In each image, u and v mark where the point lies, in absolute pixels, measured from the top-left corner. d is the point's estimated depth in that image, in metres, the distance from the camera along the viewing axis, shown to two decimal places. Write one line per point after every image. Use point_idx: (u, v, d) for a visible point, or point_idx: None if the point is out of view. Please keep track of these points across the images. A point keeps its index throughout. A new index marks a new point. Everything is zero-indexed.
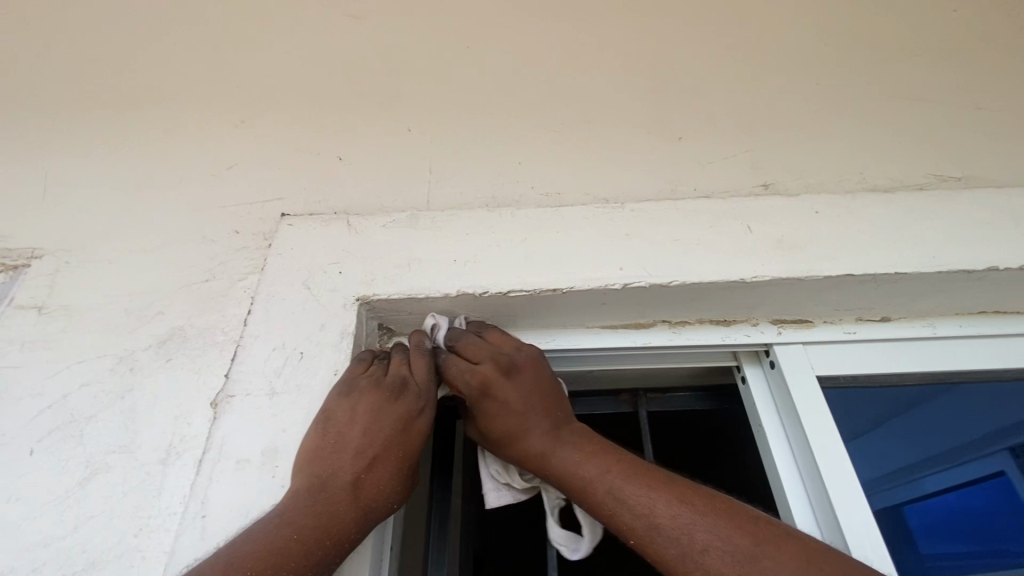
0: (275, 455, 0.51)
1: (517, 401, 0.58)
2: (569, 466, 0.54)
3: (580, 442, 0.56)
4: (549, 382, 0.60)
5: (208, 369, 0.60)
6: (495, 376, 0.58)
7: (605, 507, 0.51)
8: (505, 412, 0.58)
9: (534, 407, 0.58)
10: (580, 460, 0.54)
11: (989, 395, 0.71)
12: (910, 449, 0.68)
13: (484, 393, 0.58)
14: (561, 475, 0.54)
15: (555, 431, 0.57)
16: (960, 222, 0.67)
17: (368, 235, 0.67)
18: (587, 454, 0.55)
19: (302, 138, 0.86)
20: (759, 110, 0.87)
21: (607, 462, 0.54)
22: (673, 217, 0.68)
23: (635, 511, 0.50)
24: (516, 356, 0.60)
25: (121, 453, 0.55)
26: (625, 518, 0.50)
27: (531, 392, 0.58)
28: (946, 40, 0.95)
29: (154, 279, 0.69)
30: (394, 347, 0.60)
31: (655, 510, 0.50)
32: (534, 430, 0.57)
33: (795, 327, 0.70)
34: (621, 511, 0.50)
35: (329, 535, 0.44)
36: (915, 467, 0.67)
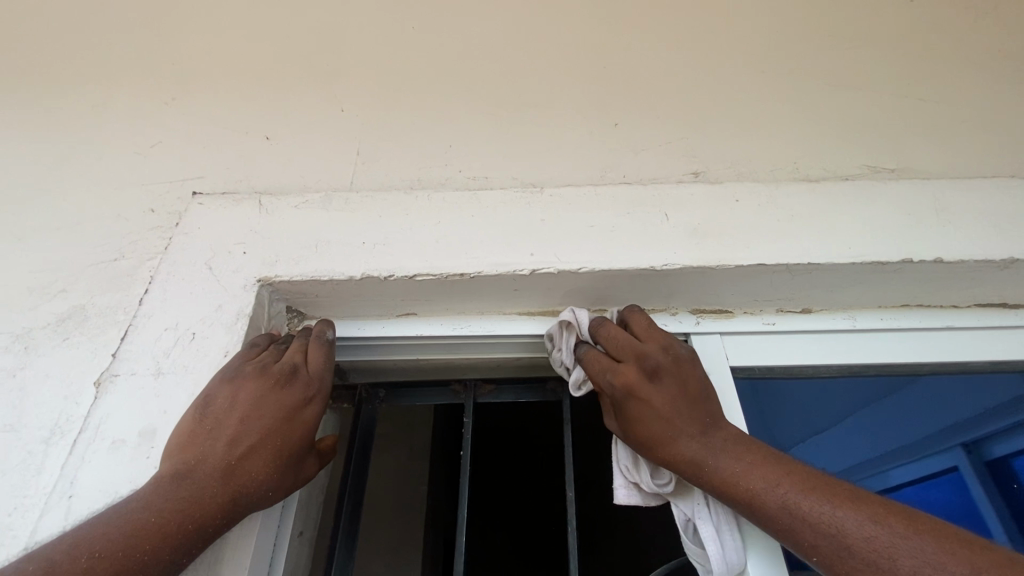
0: (152, 436, 0.50)
1: (663, 405, 0.54)
2: (727, 473, 0.50)
3: (737, 448, 0.52)
4: (691, 381, 0.56)
5: (104, 348, 0.59)
6: (640, 377, 0.56)
7: (786, 524, 0.47)
8: (649, 414, 0.54)
9: (680, 411, 0.53)
10: (733, 467, 0.50)
11: (939, 391, 0.71)
12: (862, 446, 0.70)
13: (631, 393, 0.55)
14: (720, 482, 0.50)
15: (709, 436, 0.52)
16: (881, 213, 0.66)
17: (279, 215, 0.66)
18: (752, 464, 0.50)
19: (232, 117, 0.84)
20: (699, 98, 0.85)
21: (777, 473, 0.49)
22: (591, 203, 0.67)
23: (823, 527, 0.45)
24: (661, 357, 0.57)
25: (4, 432, 0.54)
26: (811, 534, 0.45)
27: (680, 393, 0.55)
28: (896, 30, 0.93)
29: (62, 258, 0.68)
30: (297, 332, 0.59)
31: (847, 527, 0.45)
32: (682, 435, 0.52)
33: (714, 317, 0.69)
34: (807, 529, 0.46)
35: (191, 521, 0.43)
36: (870, 463, 0.69)
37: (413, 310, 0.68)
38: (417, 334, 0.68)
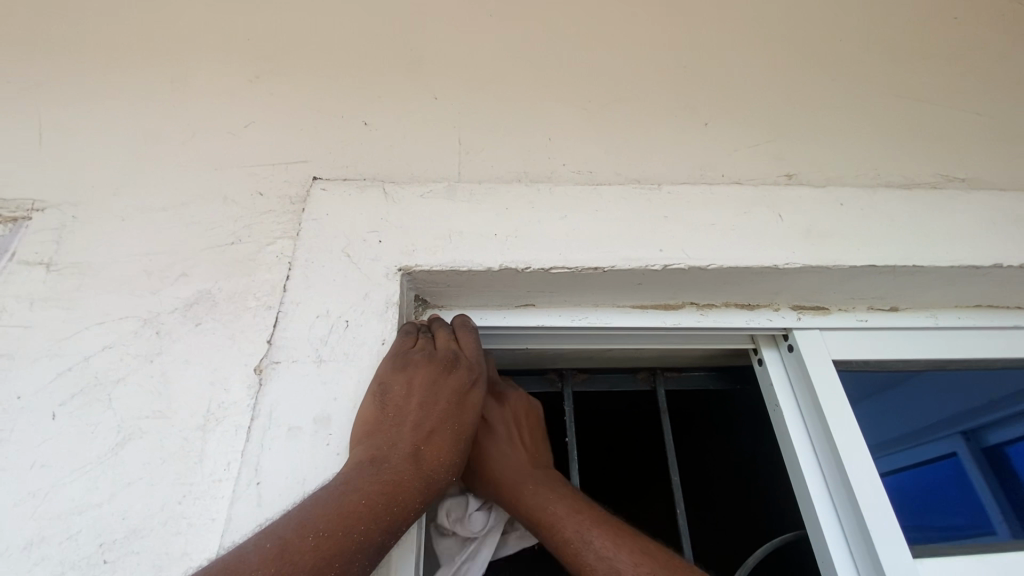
0: (328, 423, 0.50)
1: (503, 425, 0.65)
2: (524, 494, 0.58)
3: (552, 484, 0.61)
4: (529, 422, 0.68)
5: (243, 335, 0.58)
6: (489, 395, 0.67)
7: (569, 546, 0.54)
8: (484, 428, 0.64)
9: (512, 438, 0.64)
10: (534, 492, 0.59)
11: (943, 383, 0.76)
12: (885, 424, 0.72)
13: (489, 404, 0.66)
14: (517, 504, 0.58)
15: (528, 465, 0.62)
16: (967, 220, 0.71)
17: (407, 204, 0.66)
18: (557, 497, 0.58)
19: (322, 98, 0.81)
20: (782, 101, 0.88)
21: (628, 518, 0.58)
22: (707, 203, 0.69)
23: (597, 552, 0.53)
24: (513, 393, 0.69)
25: (154, 419, 0.53)
26: (587, 557, 0.53)
27: (515, 420, 0.67)
28: (949, 48, 0.99)
29: (174, 239, 0.65)
30: (437, 321, 0.60)
31: (618, 554, 0.53)
32: (501, 455, 0.62)
33: (812, 313, 0.74)
34: (584, 550, 0.54)
35: (395, 504, 0.44)
36: (889, 442, 0.71)
37: (533, 302, 0.69)
38: (536, 325, 0.69)
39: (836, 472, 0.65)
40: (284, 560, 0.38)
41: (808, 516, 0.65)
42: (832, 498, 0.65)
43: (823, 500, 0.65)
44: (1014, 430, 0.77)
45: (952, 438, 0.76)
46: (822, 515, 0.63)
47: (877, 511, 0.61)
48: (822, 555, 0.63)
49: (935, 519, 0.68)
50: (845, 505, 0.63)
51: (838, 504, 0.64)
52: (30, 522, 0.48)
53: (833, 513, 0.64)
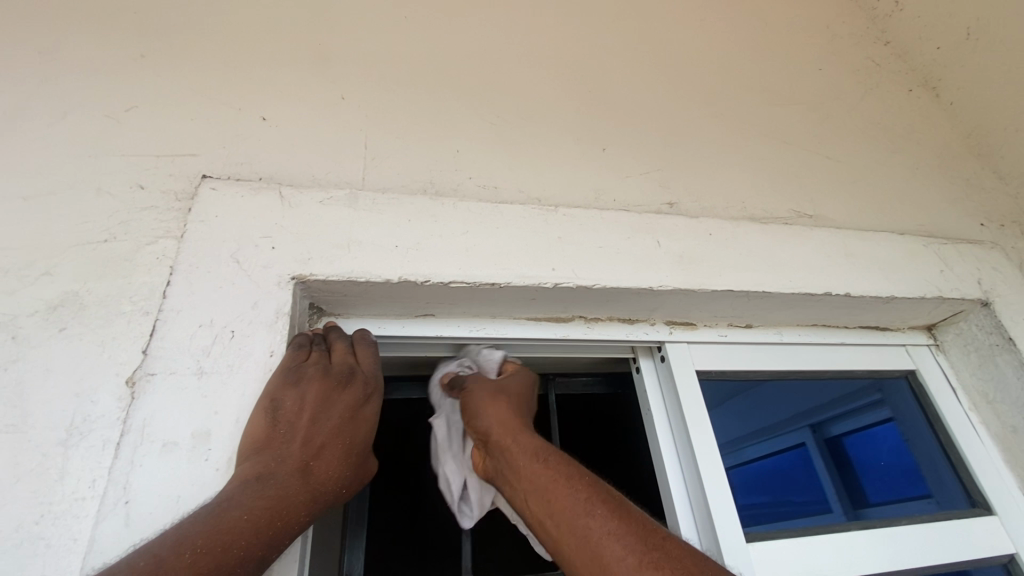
0: (208, 438, 0.50)
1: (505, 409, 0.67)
2: (519, 457, 0.61)
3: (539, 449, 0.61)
4: (516, 399, 0.69)
5: (115, 342, 0.55)
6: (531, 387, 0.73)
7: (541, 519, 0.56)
8: (514, 401, 0.69)
9: (509, 415, 0.66)
10: (513, 472, 0.60)
11: (790, 388, 0.89)
12: (739, 423, 0.84)
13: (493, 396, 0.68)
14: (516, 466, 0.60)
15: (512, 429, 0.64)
16: (809, 253, 0.84)
17: (304, 210, 0.65)
18: (534, 467, 0.59)
19: (217, 85, 0.77)
20: (672, 131, 0.96)
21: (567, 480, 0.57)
22: (597, 226, 0.76)
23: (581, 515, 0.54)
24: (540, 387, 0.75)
25: (7, 434, 0.49)
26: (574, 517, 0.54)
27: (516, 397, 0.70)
28: (811, 97, 1.15)
29: (35, 233, 0.60)
30: (333, 332, 0.60)
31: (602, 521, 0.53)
32: (500, 418, 0.65)
33: (683, 328, 0.83)
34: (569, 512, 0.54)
35: (279, 519, 0.45)
36: (740, 438, 0.82)
37: (432, 313, 0.71)
38: (435, 334, 0.72)
39: (692, 470, 0.74)
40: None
41: (668, 508, 0.74)
42: (687, 493, 0.74)
43: (680, 495, 0.74)
44: (848, 425, 0.92)
45: (804, 430, 0.89)
46: (678, 508, 0.73)
47: (722, 504, 0.70)
48: None
49: (769, 503, 0.79)
50: (696, 497, 0.73)
51: (693, 498, 0.73)
52: None
53: (687, 506, 0.73)
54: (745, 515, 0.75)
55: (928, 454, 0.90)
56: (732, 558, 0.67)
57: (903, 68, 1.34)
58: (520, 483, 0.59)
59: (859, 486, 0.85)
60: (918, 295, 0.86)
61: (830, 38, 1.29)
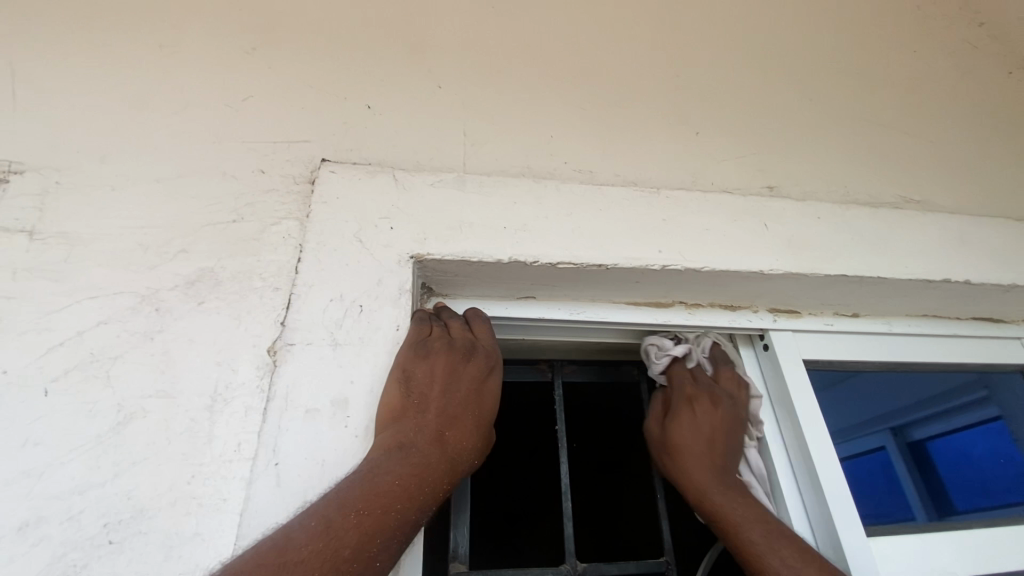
0: (346, 405, 0.51)
1: (706, 428, 0.70)
2: (730, 490, 0.65)
3: (737, 488, 0.66)
4: (732, 421, 0.71)
5: (250, 315, 0.57)
6: (705, 403, 0.72)
7: (751, 549, 0.59)
8: (689, 430, 0.71)
9: (718, 432, 0.70)
10: (722, 496, 0.64)
11: (891, 381, 0.85)
12: (842, 417, 0.80)
13: (688, 404, 0.73)
14: (724, 512, 0.63)
15: (730, 476, 0.67)
16: (921, 238, 0.80)
17: (418, 192, 0.66)
18: (743, 503, 0.63)
19: (323, 75, 0.79)
20: (766, 115, 0.93)
21: (766, 523, 0.61)
22: (701, 209, 0.74)
23: (783, 561, 0.57)
24: (727, 396, 0.73)
25: (158, 398, 0.52)
26: (773, 563, 0.57)
27: (717, 428, 0.70)
28: (907, 79, 1.09)
29: (170, 213, 0.63)
30: (446, 312, 0.62)
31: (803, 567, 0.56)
32: (700, 462, 0.68)
33: (786, 316, 0.80)
34: (769, 557, 0.57)
35: (427, 485, 0.45)
36: (844, 432, 0.79)
37: (535, 295, 0.71)
38: (537, 317, 0.72)
39: (803, 463, 0.71)
40: (329, 536, 0.39)
41: (777, 500, 0.71)
42: (797, 481, 0.71)
43: (790, 487, 0.71)
44: (944, 425, 0.87)
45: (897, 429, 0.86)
46: (789, 499, 0.70)
47: (839, 496, 0.67)
48: None
49: (878, 502, 0.75)
50: (807, 487, 0.70)
51: (804, 489, 0.70)
52: (24, 504, 0.46)
53: (798, 498, 0.70)
54: (863, 514, 0.71)
55: None
56: (857, 554, 0.64)
57: (1001, 49, 1.26)
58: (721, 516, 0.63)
59: (945, 492, 0.80)
60: None
61: (921, 19, 1.23)
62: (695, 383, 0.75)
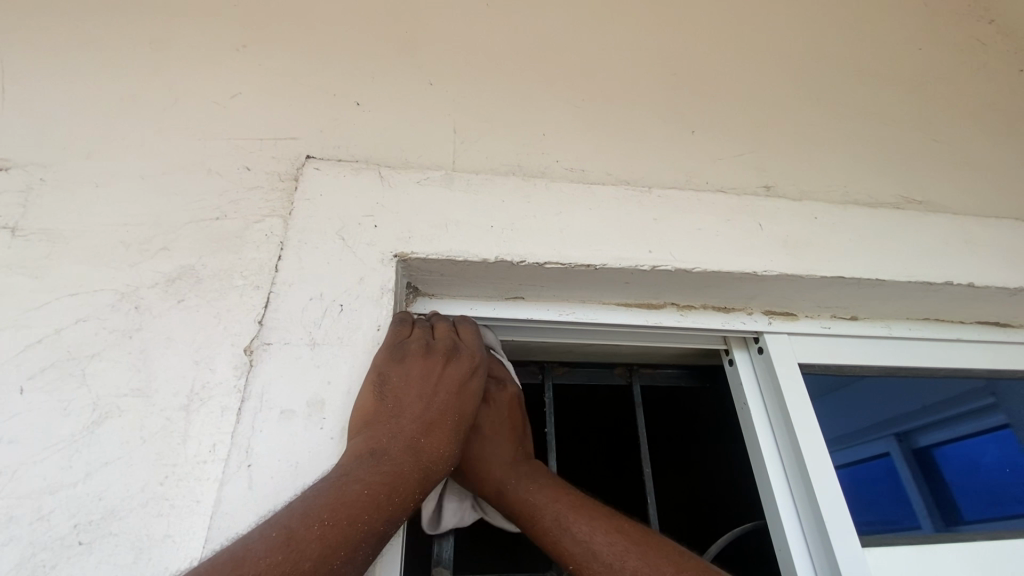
0: (322, 407, 0.50)
1: (489, 424, 0.66)
2: (515, 478, 0.62)
3: (529, 470, 0.63)
4: (512, 411, 0.68)
5: (230, 313, 0.57)
6: (480, 397, 0.68)
7: (547, 532, 0.57)
8: (481, 429, 0.66)
9: (501, 423, 0.67)
10: (513, 483, 0.61)
11: (895, 386, 0.82)
12: (844, 422, 0.77)
13: (480, 406, 0.67)
14: (510, 500, 0.60)
15: (515, 463, 0.63)
16: (922, 239, 0.78)
17: (403, 190, 0.65)
18: (537, 486, 0.61)
19: (313, 72, 0.79)
20: (765, 113, 0.92)
21: (567, 498, 0.59)
22: (694, 209, 0.72)
23: (575, 537, 0.56)
24: (494, 386, 0.69)
25: (134, 397, 0.51)
26: (569, 543, 0.55)
27: (505, 420, 0.67)
28: (913, 77, 1.07)
29: (153, 210, 0.63)
30: (434, 317, 0.61)
31: (595, 538, 0.55)
32: (494, 454, 0.64)
33: (782, 319, 0.78)
34: (562, 538, 0.56)
35: (396, 494, 0.44)
36: (845, 438, 0.76)
37: (523, 295, 0.70)
38: (525, 318, 0.71)
39: (798, 470, 0.69)
40: (290, 548, 0.38)
41: (770, 507, 0.69)
42: (791, 489, 0.69)
43: (784, 494, 0.69)
44: (955, 431, 0.84)
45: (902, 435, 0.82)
46: (781, 507, 0.68)
47: (833, 505, 0.65)
48: (779, 543, 0.67)
49: (878, 510, 0.72)
50: (801, 495, 0.68)
51: (798, 497, 0.68)
52: None
53: (792, 506, 0.68)
54: (860, 524, 0.69)
55: None
56: (849, 566, 0.62)
57: (1012, 47, 1.23)
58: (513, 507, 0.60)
59: (951, 501, 0.77)
60: None
61: (929, 16, 1.20)
62: (475, 382, 0.70)
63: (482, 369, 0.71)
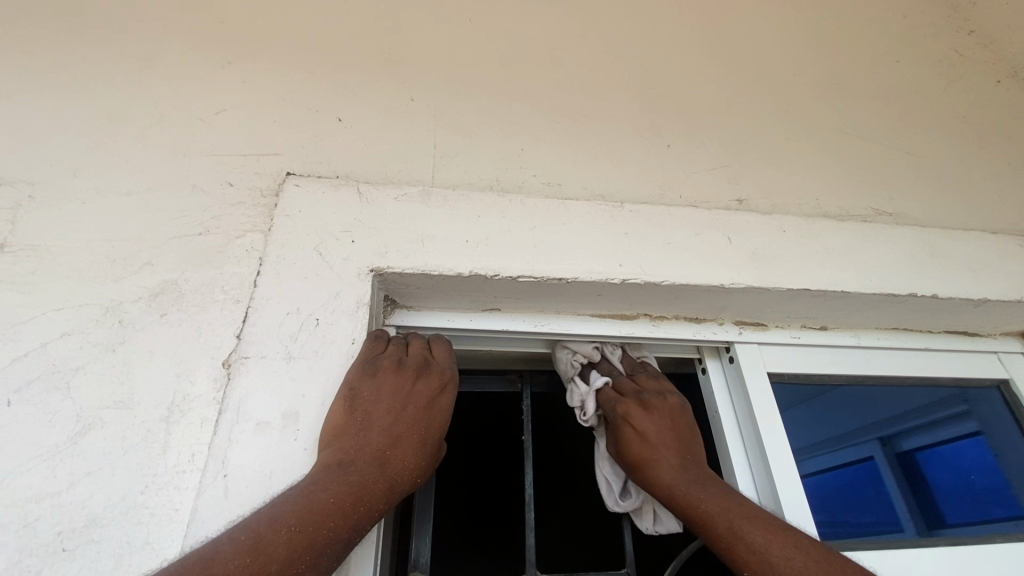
0: (296, 419, 0.52)
1: (652, 433, 0.68)
2: (689, 485, 0.61)
3: (700, 478, 0.62)
4: (675, 422, 0.69)
5: (211, 327, 0.59)
6: (638, 409, 0.70)
7: (726, 541, 0.55)
8: (637, 439, 0.68)
9: (666, 432, 0.68)
10: (687, 492, 0.60)
11: (863, 395, 0.85)
12: (810, 431, 0.80)
13: (626, 419, 0.70)
14: (688, 507, 0.59)
15: (684, 470, 0.63)
16: (889, 252, 0.80)
17: (381, 206, 0.67)
18: (711, 493, 0.59)
19: (296, 89, 0.81)
20: (740, 127, 0.94)
21: (732, 504, 0.57)
22: (665, 222, 0.75)
23: (752, 549, 0.53)
24: (657, 396, 0.71)
25: (116, 409, 0.53)
26: (743, 551, 0.53)
27: (667, 429, 0.68)
28: (888, 90, 1.09)
29: (137, 226, 0.65)
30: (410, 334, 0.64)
31: (772, 550, 0.52)
32: (663, 464, 0.65)
33: (752, 328, 0.81)
34: (739, 545, 0.54)
35: (362, 503, 0.46)
36: (811, 447, 0.78)
37: (498, 307, 0.72)
38: (501, 328, 0.73)
39: (765, 477, 0.71)
40: (257, 552, 0.40)
41: None
42: (757, 495, 0.72)
43: (751, 501, 0.71)
44: (927, 438, 0.85)
45: (873, 442, 0.84)
46: None
47: (797, 513, 0.67)
48: None
49: (840, 516, 0.75)
50: (767, 501, 0.70)
51: (763, 502, 0.71)
52: None
53: None
54: (821, 527, 0.71)
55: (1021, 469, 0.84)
56: None
57: (990, 57, 1.25)
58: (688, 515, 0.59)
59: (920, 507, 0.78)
60: (1012, 299, 0.81)
61: (906, 29, 1.22)
62: (621, 396, 0.72)
63: (639, 380, 0.74)
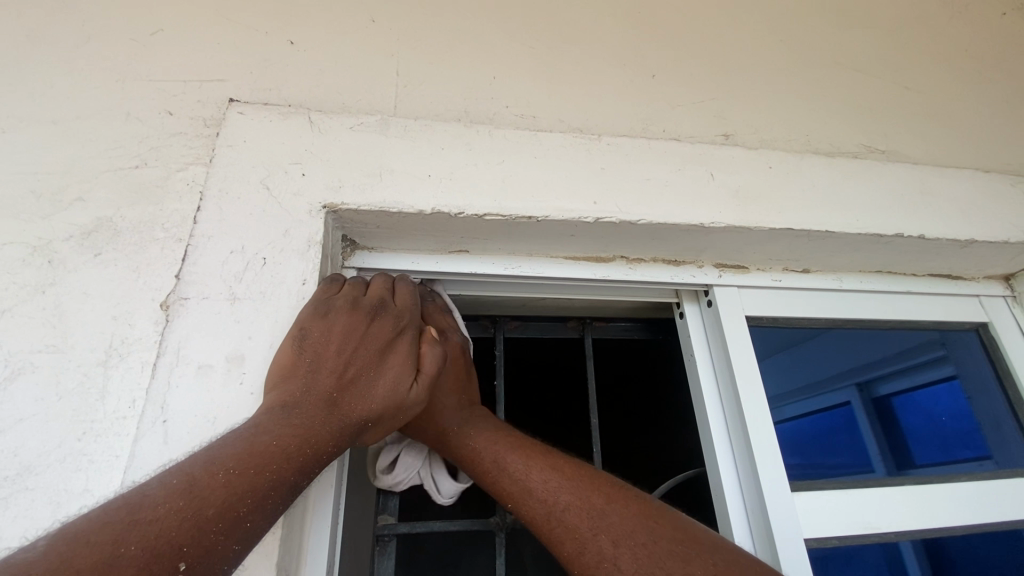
0: (241, 362, 0.49)
1: None
2: (455, 421, 0.62)
3: (473, 417, 0.63)
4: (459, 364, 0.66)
5: (149, 268, 0.54)
6: None
7: (488, 473, 0.57)
8: None
9: (452, 372, 0.65)
10: (458, 429, 0.61)
11: (839, 344, 0.83)
12: (788, 379, 0.78)
13: None
14: (454, 445, 0.60)
15: (461, 407, 0.63)
16: (876, 191, 0.76)
17: (335, 136, 0.62)
18: (481, 430, 0.61)
19: (242, 6, 0.73)
20: (729, 56, 0.87)
21: (500, 437, 0.60)
22: (644, 158, 0.70)
23: (512, 475, 0.56)
24: (440, 336, 0.66)
25: (49, 352, 0.50)
26: (507, 480, 0.56)
27: (442, 371, 0.66)
28: (891, 18, 1.02)
29: (64, 157, 0.59)
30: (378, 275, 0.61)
31: (530, 476, 0.55)
32: (438, 404, 0.63)
33: (733, 271, 0.78)
34: (502, 477, 0.56)
35: (308, 447, 0.44)
36: (788, 394, 0.77)
37: (465, 248, 0.69)
38: (469, 271, 0.69)
39: (736, 422, 0.71)
40: (192, 496, 0.38)
41: (709, 457, 0.71)
42: (731, 441, 0.71)
43: (722, 442, 0.71)
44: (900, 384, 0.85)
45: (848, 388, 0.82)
46: (720, 458, 0.70)
47: (767, 452, 0.67)
48: (717, 489, 0.70)
49: (813, 458, 0.74)
50: (739, 446, 0.70)
51: (736, 447, 0.70)
52: None
53: (729, 454, 0.70)
54: (792, 470, 0.71)
55: (989, 412, 0.84)
56: (777, 510, 0.64)
57: None
58: (459, 447, 0.60)
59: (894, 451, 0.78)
60: (999, 240, 0.78)
61: None
62: None
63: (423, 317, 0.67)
